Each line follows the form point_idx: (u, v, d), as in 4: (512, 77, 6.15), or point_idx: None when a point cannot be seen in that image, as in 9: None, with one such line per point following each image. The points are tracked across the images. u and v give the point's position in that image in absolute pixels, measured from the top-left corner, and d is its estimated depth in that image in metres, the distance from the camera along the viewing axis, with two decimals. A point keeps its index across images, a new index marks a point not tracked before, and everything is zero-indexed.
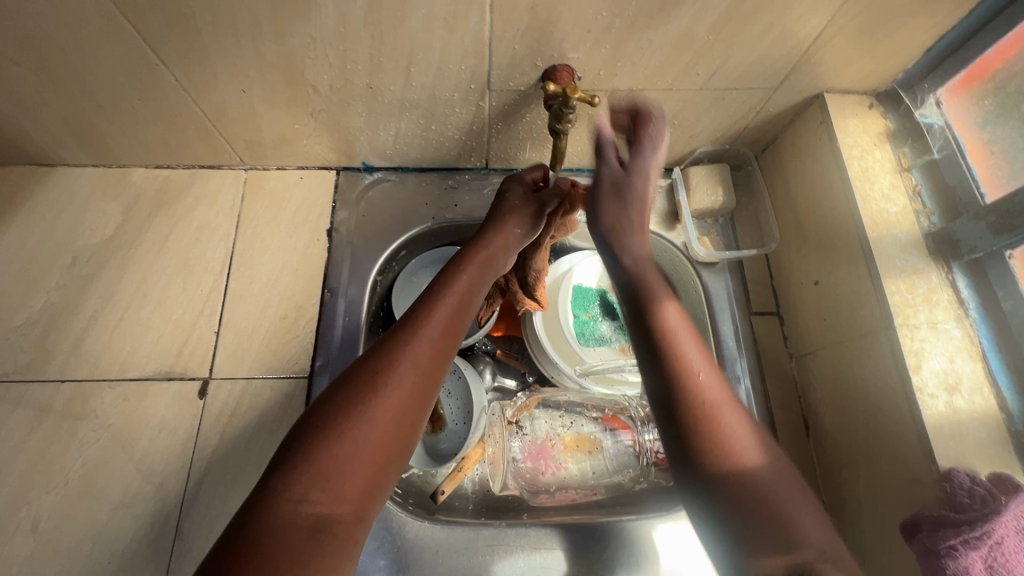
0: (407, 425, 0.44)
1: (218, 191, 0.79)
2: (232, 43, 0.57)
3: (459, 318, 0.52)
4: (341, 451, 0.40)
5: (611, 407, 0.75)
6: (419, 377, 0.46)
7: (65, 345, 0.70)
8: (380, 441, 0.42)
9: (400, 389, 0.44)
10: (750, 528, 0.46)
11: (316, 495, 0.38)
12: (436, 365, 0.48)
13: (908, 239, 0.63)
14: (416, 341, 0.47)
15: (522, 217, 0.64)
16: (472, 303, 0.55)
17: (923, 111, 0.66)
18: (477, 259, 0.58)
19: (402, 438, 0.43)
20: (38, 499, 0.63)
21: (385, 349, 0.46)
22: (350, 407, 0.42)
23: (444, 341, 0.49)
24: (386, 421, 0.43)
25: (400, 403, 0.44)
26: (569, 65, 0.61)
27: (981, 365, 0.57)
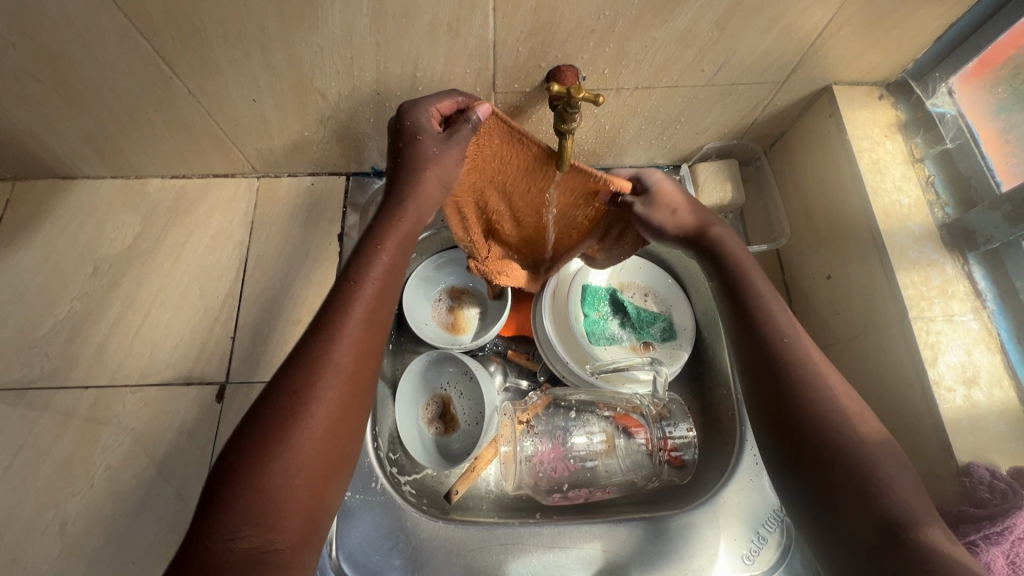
0: (341, 435, 0.45)
1: (232, 199, 0.81)
2: (243, 54, 0.59)
3: (383, 309, 0.51)
4: (269, 483, 0.41)
5: (623, 405, 0.73)
6: (345, 384, 0.46)
7: (88, 352, 0.72)
8: (314, 455, 0.43)
9: (321, 405, 0.44)
10: (829, 488, 0.49)
11: (247, 531, 0.39)
12: (361, 366, 0.48)
13: (922, 230, 0.62)
14: (335, 348, 0.46)
15: (445, 170, 0.54)
16: (395, 284, 0.53)
17: (935, 100, 0.65)
18: (395, 239, 0.54)
19: (336, 449, 0.45)
20: (65, 502, 0.65)
21: (302, 363, 0.45)
22: (271, 434, 0.42)
23: (370, 336, 0.49)
24: (314, 436, 0.43)
25: (324, 420, 0.44)
26: (574, 66, 0.60)
27: (1000, 357, 0.56)
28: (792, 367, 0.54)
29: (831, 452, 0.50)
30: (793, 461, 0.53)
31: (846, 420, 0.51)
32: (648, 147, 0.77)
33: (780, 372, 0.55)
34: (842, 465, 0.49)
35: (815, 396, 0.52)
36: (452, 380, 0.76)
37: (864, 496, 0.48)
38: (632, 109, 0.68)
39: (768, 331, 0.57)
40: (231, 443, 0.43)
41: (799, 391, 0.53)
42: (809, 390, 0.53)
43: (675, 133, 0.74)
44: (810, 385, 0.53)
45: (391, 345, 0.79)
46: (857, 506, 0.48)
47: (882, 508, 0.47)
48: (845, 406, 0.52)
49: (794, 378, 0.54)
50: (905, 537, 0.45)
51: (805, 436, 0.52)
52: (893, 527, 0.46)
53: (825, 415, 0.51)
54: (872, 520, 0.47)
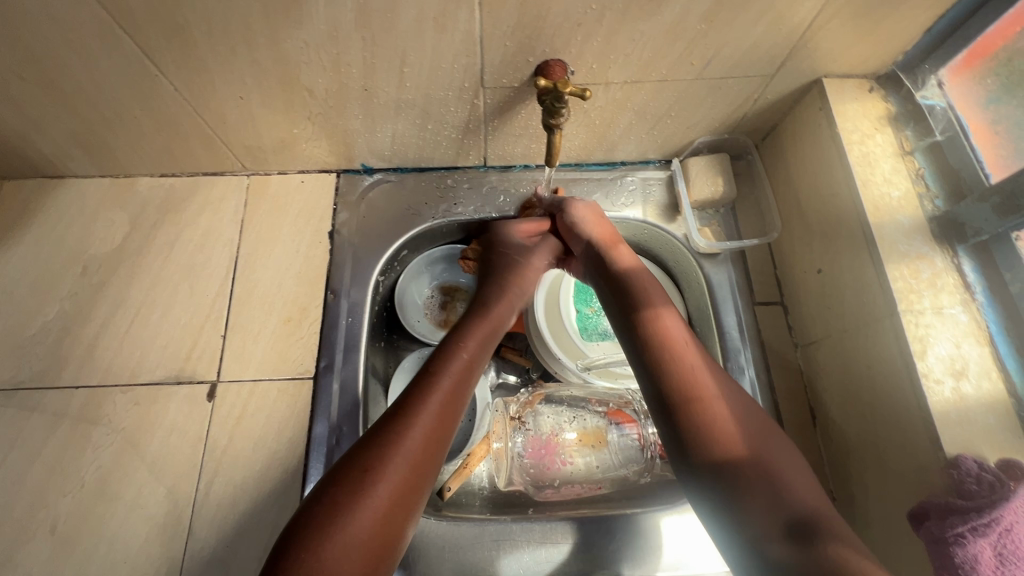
0: (401, 517, 0.45)
1: (221, 197, 0.80)
2: (228, 51, 0.59)
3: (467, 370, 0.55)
4: (332, 551, 0.41)
5: (615, 401, 0.76)
6: (432, 434, 0.49)
7: (78, 352, 0.71)
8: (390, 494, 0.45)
9: (393, 483, 0.45)
10: (738, 497, 0.47)
11: None
12: (435, 446, 0.49)
13: (911, 223, 0.62)
14: (412, 429, 0.48)
15: (529, 278, 0.68)
16: (470, 379, 0.55)
17: (924, 93, 0.65)
18: (478, 334, 0.59)
19: (395, 528, 0.45)
20: (56, 502, 0.64)
21: (378, 442, 0.47)
22: (341, 503, 0.43)
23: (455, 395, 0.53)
24: (393, 478, 0.45)
25: (393, 499, 0.45)
26: (562, 60, 0.61)
27: (989, 350, 0.56)
28: (680, 377, 0.54)
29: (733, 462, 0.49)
30: (701, 476, 0.50)
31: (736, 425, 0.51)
32: (638, 142, 0.77)
33: (667, 387, 0.54)
34: (746, 470, 0.48)
35: (708, 405, 0.52)
36: None
37: (772, 500, 0.46)
38: (622, 103, 0.68)
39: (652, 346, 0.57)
40: (303, 507, 0.44)
41: (689, 404, 0.52)
42: (702, 400, 0.52)
43: (666, 128, 0.73)
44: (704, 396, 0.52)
45: (384, 343, 0.80)
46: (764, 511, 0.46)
47: (786, 498, 0.46)
48: (737, 410, 0.52)
49: (681, 390, 0.53)
50: (821, 526, 0.44)
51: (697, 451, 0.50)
52: (810, 528, 0.44)
53: (713, 425, 0.51)
54: (782, 525, 0.45)
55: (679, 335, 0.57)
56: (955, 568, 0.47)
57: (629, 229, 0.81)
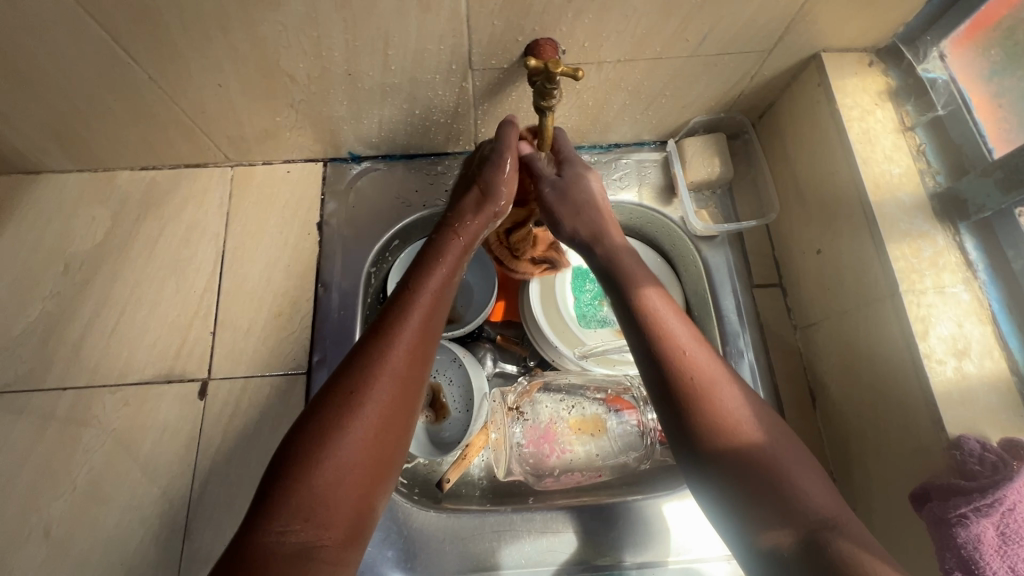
0: (389, 438, 0.46)
1: (205, 190, 0.78)
2: (202, 36, 0.56)
3: (437, 313, 0.53)
4: (319, 479, 0.42)
5: (614, 387, 0.75)
6: (404, 387, 0.48)
7: (63, 352, 0.70)
8: (366, 467, 0.44)
9: (376, 407, 0.46)
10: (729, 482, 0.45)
11: (296, 526, 0.41)
12: (418, 363, 0.49)
13: (912, 201, 0.60)
14: (391, 355, 0.48)
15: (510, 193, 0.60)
16: (448, 294, 0.55)
17: (926, 66, 0.63)
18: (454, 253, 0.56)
19: (385, 450, 0.46)
20: (48, 505, 0.63)
21: (358, 368, 0.47)
22: (326, 429, 0.44)
23: (420, 355, 0.50)
24: (368, 437, 0.45)
25: (378, 424, 0.46)
26: (552, 39, 0.58)
27: (991, 328, 0.55)
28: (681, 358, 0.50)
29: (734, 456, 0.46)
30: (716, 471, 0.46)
31: (744, 414, 0.47)
32: (633, 123, 0.74)
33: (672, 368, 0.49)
34: (754, 467, 0.45)
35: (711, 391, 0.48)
36: (441, 366, 0.75)
37: (775, 507, 0.43)
38: (616, 83, 0.66)
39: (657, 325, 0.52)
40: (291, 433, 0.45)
41: (691, 385, 0.48)
42: (707, 389, 0.48)
43: (661, 108, 0.71)
44: (706, 382, 0.48)
45: None
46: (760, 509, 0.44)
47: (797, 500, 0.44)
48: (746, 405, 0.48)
49: (686, 379, 0.49)
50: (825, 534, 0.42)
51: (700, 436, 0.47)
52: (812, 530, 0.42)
53: (717, 407, 0.47)
54: (767, 504, 0.44)
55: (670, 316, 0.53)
56: (957, 548, 0.47)
57: (624, 213, 0.80)
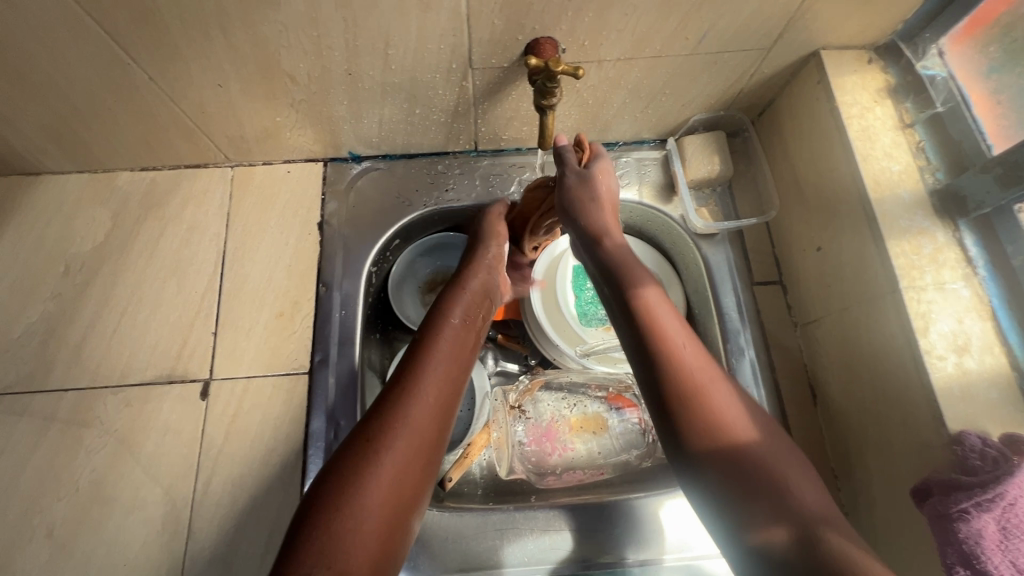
0: (408, 486, 0.47)
1: (205, 190, 0.78)
2: (203, 36, 0.56)
3: (452, 367, 0.55)
4: (340, 526, 0.42)
5: (615, 386, 0.76)
6: (426, 436, 0.49)
7: (64, 354, 0.70)
8: (392, 493, 0.45)
9: (396, 455, 0.47)
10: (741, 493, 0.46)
11: (317, 575, 0.40)
12: (438, 415, 0.51)
13: (912, 198, 0.60)
14: (411, 403, 0.50)
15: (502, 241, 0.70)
16: (463, 350, 0.58)
17: (925, 63, 0.63)
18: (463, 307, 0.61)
19: (405, 497, 0.46)
20: (51, 507, 0.63)
21: (380, 416, 0.49)
22: (349, 474, 0.45)
23: (442, 395, 0.52)
24: (390, 483, 0.46)
25: (400, 470, 0.47)
26: (552, 38, 0.58)
27: (992, 324, 0.55)
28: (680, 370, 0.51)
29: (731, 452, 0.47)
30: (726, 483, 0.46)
31: (736, 410, 0.49)
32: (633, 122, 0.75)
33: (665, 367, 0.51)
34: (757, 482, 0.46)
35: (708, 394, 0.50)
36: None
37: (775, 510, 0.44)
38: (615, 82, 0.66)
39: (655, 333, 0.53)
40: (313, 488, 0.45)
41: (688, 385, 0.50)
42: (703, 395, 0.49)
43: (660, 106, 0.72)
44: (705, 376, 0.50)
45: (378, 334, 0.78)
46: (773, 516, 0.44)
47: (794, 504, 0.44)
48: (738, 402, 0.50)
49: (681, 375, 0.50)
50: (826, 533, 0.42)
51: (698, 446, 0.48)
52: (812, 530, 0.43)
53: (711, 399, 0.49)
54: (793, 530, 0.43)
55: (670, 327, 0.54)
56: (959, 542, 0.47)
57: (624, 212, 0.80)
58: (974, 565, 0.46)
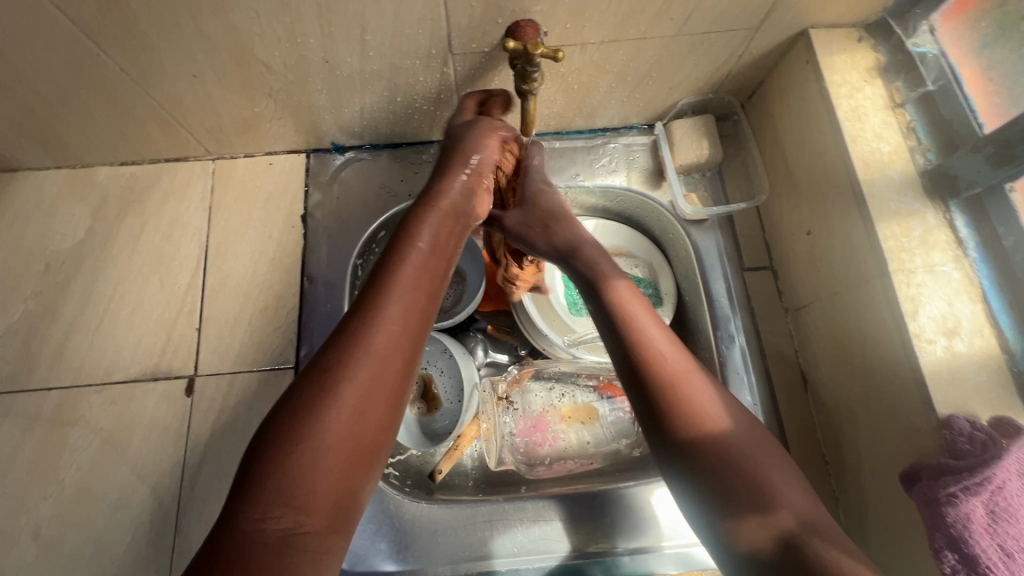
0: (375, 416, 0.43)
1: (186, 184, 0.77)
2: (172, 24, 0.54)
3: (424, 296, 0.50)
4: (306, 455, 0.39)
5: (605, 374, 0.75)
6: (395, 367, 0.45)
7: (47, 353, 0.69)
8: (349, 441, 0.41)
9: (360, 383, 0.43)
10: (731, 500, 0.45)
11: (278, 512, 0.37)
12: (409, 343, 0.47)
13: (902, 178, 0.59)
14: (377, 330, 0.45)
15: None
16: (435, 274, 0.52)
17: (916, 40, 0.62)
18: (432, 224, 0.54)
19: (373, 428, 0.43)
20: (37, 506, 0.63)
21: (343, 344, 0.44)
22: (315, 401, 0.41)
23: (411, 321, 0.48)
24: (355, 415, 0.42)
25: (366, 396, 0.43)
26: (533, 20, 0.57)
27: (982, 306, 0.54)
28: (649, 355, 0.51)
29: (708, 439, 0.47)
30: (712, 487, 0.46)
31: (714, 404, 0.49)
32: (619, 106, 0.73)
33: (646, 361, 0.51)
34: (738, 475, 0.46)
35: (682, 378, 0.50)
36: (431, 357, 0.73)
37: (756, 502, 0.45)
38: (600, 65, 0.65)
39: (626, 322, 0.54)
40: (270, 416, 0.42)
41: (670, 381, 0.49)
42: (676, 380, 0.50)
43: (648, 89, 0.70)
44: (670, 353, 0.51)
45: None
46: (739, 503, 0.45)
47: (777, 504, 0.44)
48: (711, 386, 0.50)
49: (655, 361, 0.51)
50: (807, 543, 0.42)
51: (682, 437, 0.48)
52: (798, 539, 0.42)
53: (681, 375, 0.50)
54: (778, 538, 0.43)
55: (640, 314, 0.54)
56: (946, 527, 0.47)
57: (613, 199, 0.78)
58: (962, 549, 0.46)
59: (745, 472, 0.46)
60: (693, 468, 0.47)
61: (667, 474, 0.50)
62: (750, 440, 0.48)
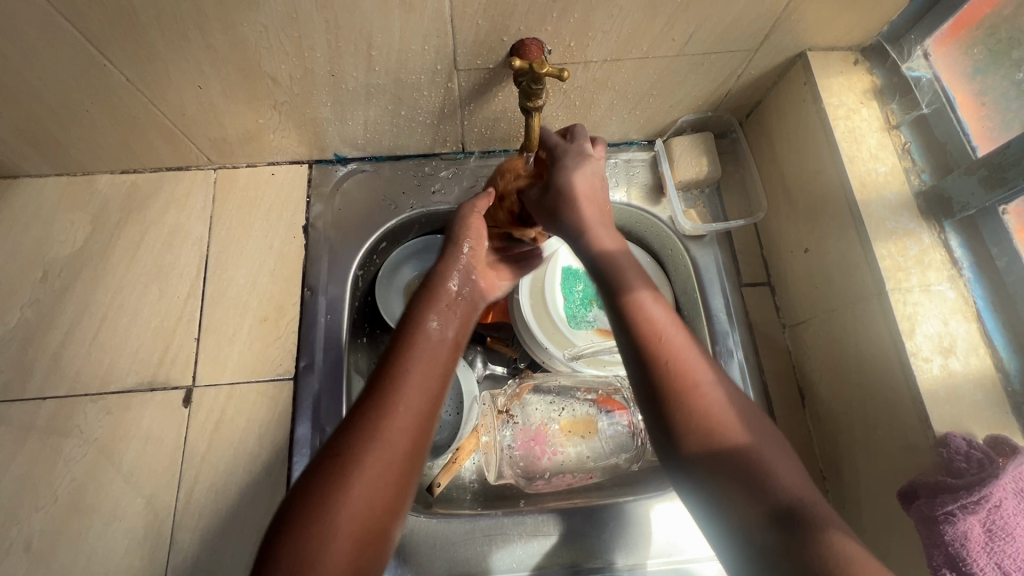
0: (387, 494, 0.45)
1: (187, 193, 0.77)
2: (181, 37, 0.55)
3: (433, 375, 0.52)
4: (323, 531, 0.41)
5: (604, 388, 0.75)
6: (405, 448, 0.47)
7: (43, 362, 0.68)
8: (361, 516, 0.43)
9: (373, 466, 0.45)
10: (747, 520, 0.44)
11: None
12: (421, 423, 0.49)
13: (898, 199, 0.61)
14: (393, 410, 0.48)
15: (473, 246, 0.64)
16: (443, 354, 0.55)
17: (911, 64, 0.64)
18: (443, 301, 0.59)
19: (386, 505, 0.45)
20: (28, 518, 0.62)
21: (357, 425, 0.47)
22: (331, 481, 0.43)
23: (424, 401, 0.50)
24: (368, 493, 0.44)
25: (380, 477, 0.45)
26: (537, 39, 0.58)
27: (976, 325, 0.55)
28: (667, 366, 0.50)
29: (723, 457, 0.46)
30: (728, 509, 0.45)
31: (731, 422, 0.47)
32: (620, 123, 0.74)
33: (663, 375, 0.50)
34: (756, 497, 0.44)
35: (697, 393, 0.49)
36: None
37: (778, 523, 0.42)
38: (602, 83, 0.66)
39: (648, 330, 0.52)
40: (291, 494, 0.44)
41: (686, 392, 0.48)
42: (693, 393, 0.49)
43: (648, 107, 0.71)
44: (690, 367, 0.50)
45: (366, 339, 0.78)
46: (761, 525, 0.43)
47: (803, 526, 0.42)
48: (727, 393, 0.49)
49: (673, 379, 0.49)
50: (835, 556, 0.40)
51: (696, 452, 0.47)
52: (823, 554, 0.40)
53: (697, 386, 0.49)
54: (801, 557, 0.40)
55: (662, 322, 0.53)
56: (945, 545, 0.47)
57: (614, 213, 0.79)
58: (959, 567, 0.47)
59: (766, 494, 0.44)
60: (705, 480, 0.46)
61: (680, 487, 0.49)
62: (766, 453, 0.46)
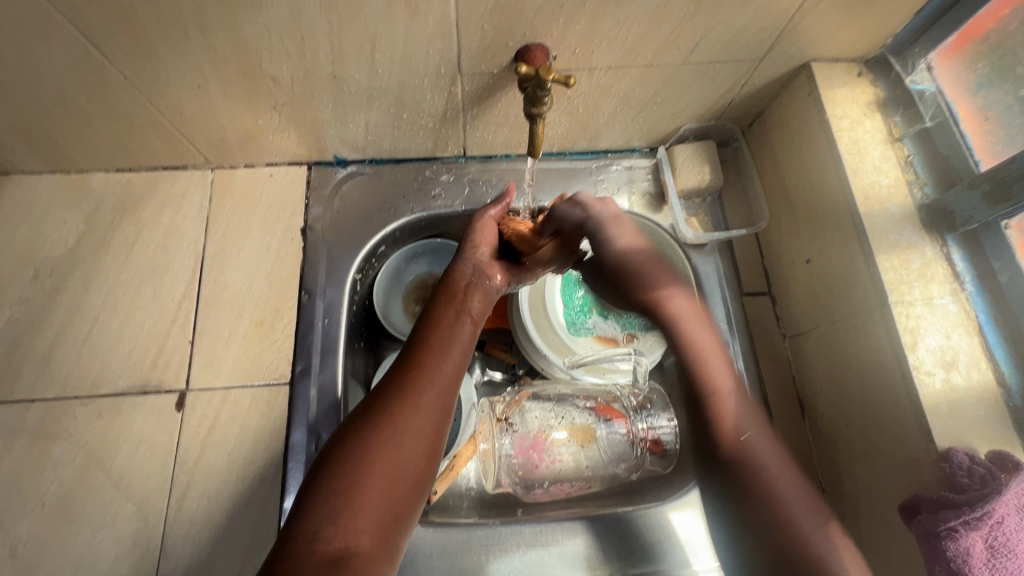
0: (418, 454, 0.48)
1: (183, 193, 0.75)
2: (181, 36, 0.54)
3: (457, 349, 0.56)
4: (358, 482, 0.44)
5: (604, 396, 0.72)
6: (433, 415, 0.50)
7: (31, 363, 0.66)
8: (392, 470, 0.46)
9: (404, 428, 0.48)
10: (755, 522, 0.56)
11: (329, 531, 0.42)
12: (446, 393, 0.52)
13: (900, 212, 0.61)
14: (422, 379, 0.52)
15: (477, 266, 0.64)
16: (464, 333, 0.58)
17: (914, 78, 0.64)
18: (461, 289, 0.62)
19: (417, 464, 0.48)
20: (14, 525, 0.60)
21: (388, 392, 0.51)
22: (364, 439, 0.47)
23: (449, 374, 0.54)
24: (398, 450, 0.47)
25: (410, 437, 0.48)
26: (543, 45, 0.58)
27: (978, 339, 0.56)
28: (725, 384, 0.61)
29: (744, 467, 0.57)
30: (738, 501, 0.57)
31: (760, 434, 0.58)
32: (623, 130, 0.74)
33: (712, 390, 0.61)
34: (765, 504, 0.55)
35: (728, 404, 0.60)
36: None
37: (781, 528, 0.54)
38: (606, 89, 0.65)
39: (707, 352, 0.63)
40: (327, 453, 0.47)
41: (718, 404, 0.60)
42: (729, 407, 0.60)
43: (651, 114, 0.71)
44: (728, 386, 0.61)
45: (364, 344, 0.77)
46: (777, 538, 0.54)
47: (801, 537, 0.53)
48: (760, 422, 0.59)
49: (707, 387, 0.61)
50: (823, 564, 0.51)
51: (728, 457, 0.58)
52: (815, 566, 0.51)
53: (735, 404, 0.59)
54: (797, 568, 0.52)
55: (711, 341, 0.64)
56: (946, 561, 0.47)
57: None
58: None
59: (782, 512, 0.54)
60: (726, 478, 0.58)
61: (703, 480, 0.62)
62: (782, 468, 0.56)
